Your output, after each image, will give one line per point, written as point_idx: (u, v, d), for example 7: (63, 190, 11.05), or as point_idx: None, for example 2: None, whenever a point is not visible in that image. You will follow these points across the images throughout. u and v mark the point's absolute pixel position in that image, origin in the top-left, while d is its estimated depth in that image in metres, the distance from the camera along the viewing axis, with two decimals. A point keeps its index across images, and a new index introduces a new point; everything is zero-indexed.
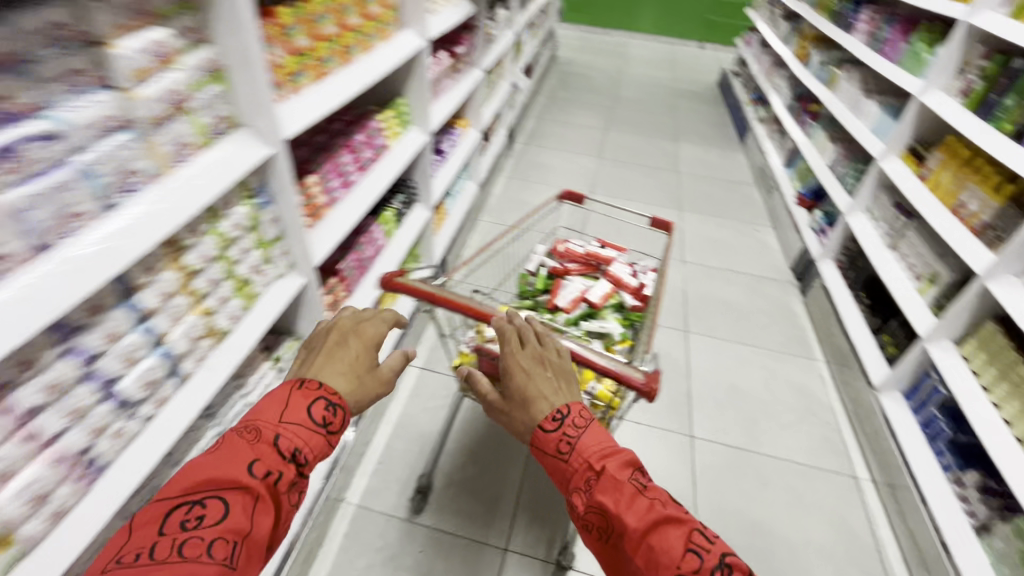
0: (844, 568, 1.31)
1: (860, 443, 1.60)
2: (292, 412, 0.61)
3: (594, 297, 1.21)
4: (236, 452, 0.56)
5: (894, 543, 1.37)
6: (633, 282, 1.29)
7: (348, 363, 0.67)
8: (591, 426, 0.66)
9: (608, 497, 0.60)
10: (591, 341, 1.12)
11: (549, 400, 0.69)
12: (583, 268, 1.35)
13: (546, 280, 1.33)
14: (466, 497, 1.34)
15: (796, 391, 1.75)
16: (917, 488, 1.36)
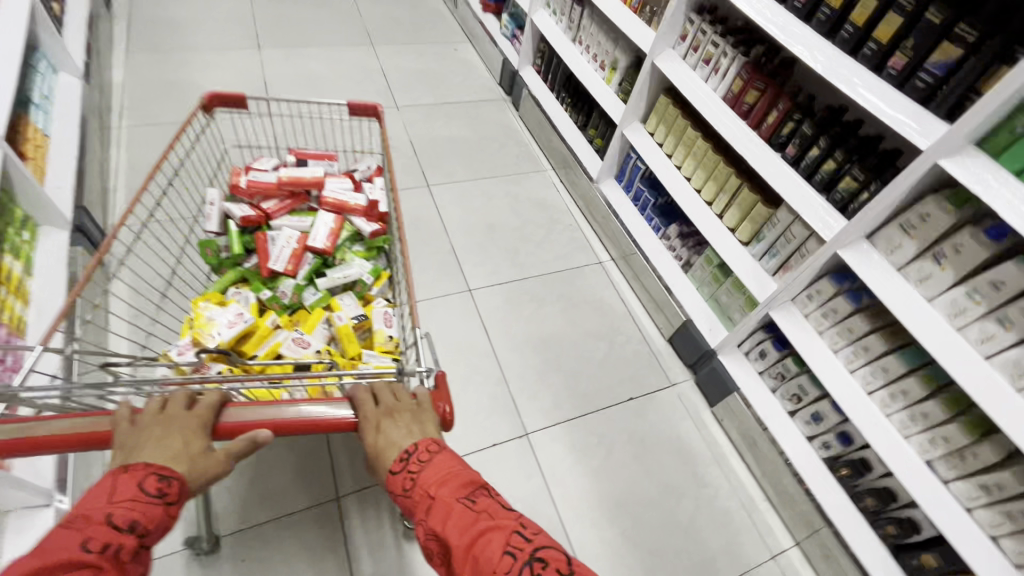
0: (613, 338, 1.56)
1: (595, 231, 1.82)
2: (124, 487, 0.55)
3: (321, 245, 1.16)
4: (60, 540, 0.48)
5: (637, 301, 1.67)
6: (360, 202, 1.21)
7: (175, 440, 0.61)
8: (436, 458, 0.63)
9: (439, 521, 0.57)
10: (341, 298, 1.13)
11: (400, 443, 0.66)
12: (290, 204, 1.23)
13: (248, 236, 1.19)
14: (275, 488, 1.15)
15: (538, 206, 1.86)
16: (642, 252, 1.62)
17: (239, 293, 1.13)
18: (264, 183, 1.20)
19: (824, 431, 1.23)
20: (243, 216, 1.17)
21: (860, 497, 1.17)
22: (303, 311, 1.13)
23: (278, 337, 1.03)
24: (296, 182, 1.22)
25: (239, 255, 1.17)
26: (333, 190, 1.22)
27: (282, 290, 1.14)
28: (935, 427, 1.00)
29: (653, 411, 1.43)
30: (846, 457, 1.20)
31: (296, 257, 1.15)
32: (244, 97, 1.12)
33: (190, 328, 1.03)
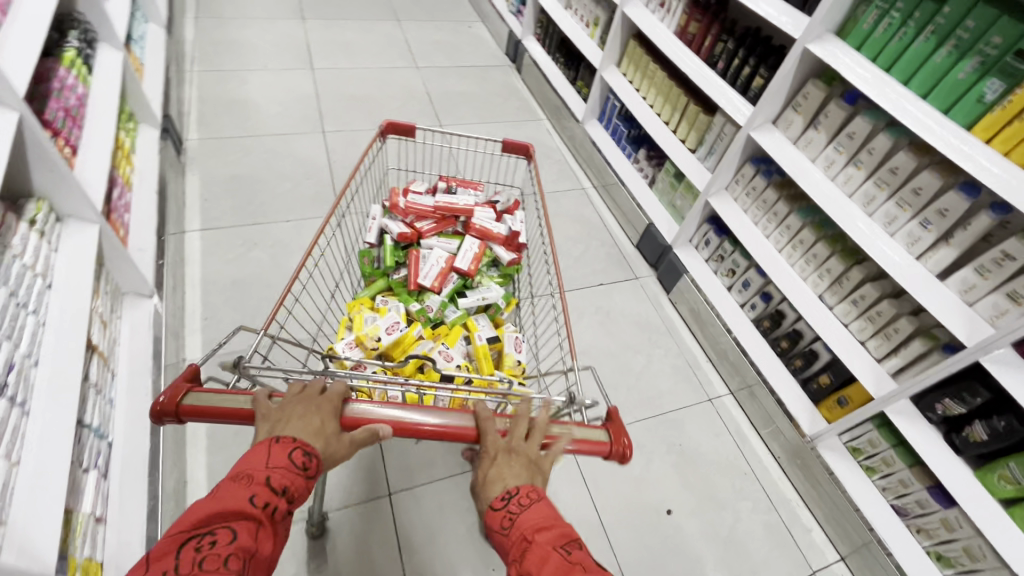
0: (589, 242, 1.89)
1: (580, 165, 2.16)
2: (275, 457, 0.55)
3: (465, 266, 1.30)
4: (228, 493, 0.52)
5: (612, 217, 1.99)
6: (501, 231, 1.36)
7: (314, 419, 0.60)
8: (535, 505, 0.58)
9: (534, 570, 0.52)
10: (478, 320, 1.27)
11: (507, 480, 0.61)
12: (440, 226, 1.37)
13: (400, 251, 1.33)
14: (366, 504, 1.20)
15: (533, 145, 2.21)
16: (617, 175, 1.96)
17: (389, 302, 1.26)
18: (422, 206, 1.37)
19: (751, 295, 1.53)
20: (400, 234, 1.31)
21: (777, 342, 1.47)
22: (444, 326, 1.25)
23: (425, 347, 1.16)
24: (449, 209, 1.38)
25: (390, 267, 1.32)
26: (479, 220, 1.37)
27: (429, 304, 1.26)
28: (823, 264, 1.30)
29: (618, 294, 1.75)
30: (767, 313, 1.49)
31: (441, 277, 1.29)
32: (415, 127, 1.33)
33: (349, 328, 1.20)
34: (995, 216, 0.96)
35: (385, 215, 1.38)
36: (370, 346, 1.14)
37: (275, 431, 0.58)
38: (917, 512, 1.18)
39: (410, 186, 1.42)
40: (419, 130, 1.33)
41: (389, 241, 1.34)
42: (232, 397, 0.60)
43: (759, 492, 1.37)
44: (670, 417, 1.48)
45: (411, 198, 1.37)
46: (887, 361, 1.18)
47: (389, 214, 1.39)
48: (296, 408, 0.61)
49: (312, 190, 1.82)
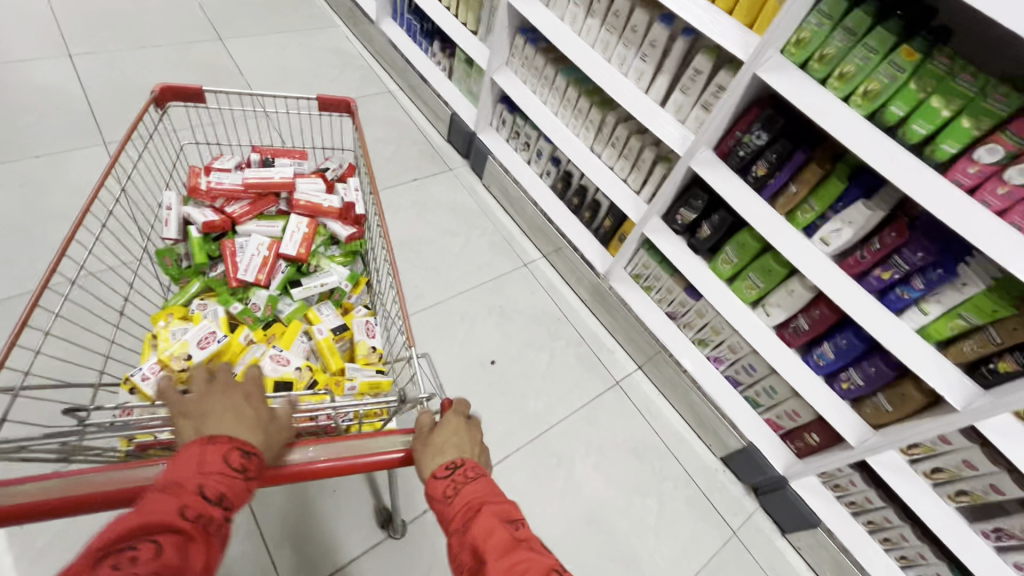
0: (399, 142, 1.90)
1: (384, 69, 2.11)
2: (209, 460, 0.52)
3: (293, 252, 1.02)
4: (154, 507, 0.46)
5: (421, 116, 2.01)
6: (333, 203, 1.08)
7: (248, 411, 0.60)
8: (479, 478, 0.59)
9: (482, 532, 0.52)
10: (320, 312, 1.03)
11: (456, 450, 0.63)
12: (257, 205, 1.06)
13: (212, 243, 1.03)
14: (247, 541, 1.09)
15: (331, 52, 2.11)
16: (417, 71, 1.95)
17: (207, 306, 0.98)
18: (228, 185, 1.03)
19: (545, 163, 1.67)
20: (203, 222, 1.00)
21: (570, 201, 1.63)
22: (278, 325, 1.01)
23: (256, 354, 0.94)
24: (264, 183, 1.05)
25: (202, 264, 1.02)
26: (303, 192, 1.07)
27: (255, 301, 1.00)
28: (586, 117, 1.44)
29: (433, 186, 1.80)
30: (558, 175, 1.65)
31: (266, 268, 1.01)
32: (201, 88, 0.98)
33: (151, 348, 0.92)
34: (687, 38, 1.13)
35: (183, 202, 1.04)
36: (178, 368, 0.87)
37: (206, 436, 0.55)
38: (681, 311, 1.43)
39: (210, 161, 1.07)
40: (207, 91, 0.99)
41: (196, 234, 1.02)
42: (15, 493, 0.50)
43: (570, 331, 1.58)
44: (490, 286, 1.61)
45: (213, 177, 1.04)
46: (642, 191, 1.38)
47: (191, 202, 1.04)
48: (235, 419, 0.58)
49: (65, 119, 1.59)
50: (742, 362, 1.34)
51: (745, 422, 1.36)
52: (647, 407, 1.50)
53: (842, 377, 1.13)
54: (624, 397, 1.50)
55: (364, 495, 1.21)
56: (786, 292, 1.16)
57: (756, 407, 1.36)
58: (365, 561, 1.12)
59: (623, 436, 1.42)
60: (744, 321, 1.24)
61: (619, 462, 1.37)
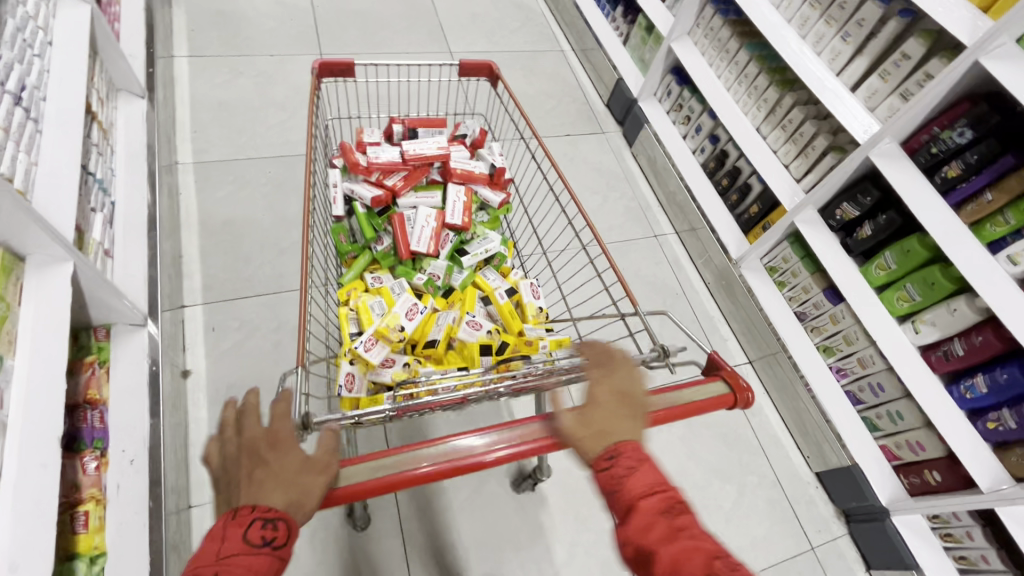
0: (561, 98, 1.98)
1: (562, 29, 2.20)
2: (230, 534, 0.45)
3: (457, 221, 1.01)
4: None
5: (587, 78, 2.07)
6: (482, 169, 1.07)
7: (284, 470, 0.48)
8: (644, 464, 0.50)
9: (648, 534, 0.46)
10: (490, 278, 1.04)
11: (616, 428, 0.53)
12: (413, 178, 1.03)
13: (376, 218, 1.00)
14: None
15: (517, 6, 2.24)
16: (594, 34, 2.00)
17: (384, 280, 0.98)
18: (388, 160, 1.00)
19: (702, 139, 1.65)
20: (374, 199, 0.98)
21: (719, 181, 1.60)
22: (456, 292, 1.02)
23: (448, 322, 0.94)
24: (422, 155, 1.02)
25: (370, 239, 0.99)
26: (456, 160, 1.06)
27: (433, 271, 1.00)
28: (762, 95, 1.40)
29: (583, 144, 1.87)
30: (713, 153, 1.62)
31: (436, 240, 1.00)
32: (353, 62, 0.99)
33: (349, 321, 0.92)
34: (903, 20, 1.06)
35: (342, 178, 1.01)
36: (394, 339, 0.88)
37: (234, 495, 0.48)
38: (813, 313, 1.37)
39: (356, 138, 1.04)
40: (359, 65, 1.00)
41: (359, 208, 0.99)
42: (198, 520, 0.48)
43: (687, 308, 1.58)
44: (617, 247, 1.65)
45: (374, 154, 1.00)
46: (803, 179, 1.32)
47: (349, 180, 1.01)
48: (260, 471, 0.48)
49: (295, 28, 1.89)
50: (870, 379, 1.25)
51: (856, 441, 1.28)
52: (749, 401, 1.45)
53: (990, 417, 1.03)
54: None
55: (476, 413, 1.31)
56: (946, 310, 1.06)
57: (873, 430, 1.28)
58: None
59: (716, 421, 1.40)
60: (886, 335, 1.16)
61: (708, 443, 1.37)
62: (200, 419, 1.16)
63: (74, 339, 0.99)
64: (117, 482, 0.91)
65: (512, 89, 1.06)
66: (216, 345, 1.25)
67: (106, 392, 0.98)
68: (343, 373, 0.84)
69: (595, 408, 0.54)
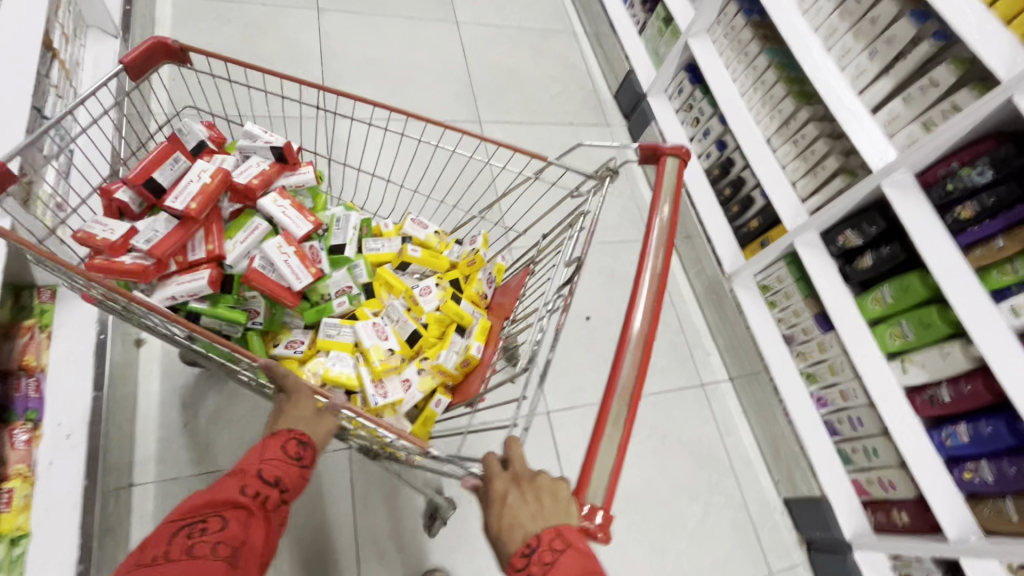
0: (567, 83, 1.89)
1: (576, 10, 2.09)
2: (270, 448, 0.60)
3: (301, 229, 0.84)
4: (223, 483, 0.57)
5: (597, 65, 1.97)
6: (262, 164, 0.86)
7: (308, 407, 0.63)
8: (563, 558, 0.49)
9: None
10: (382, 245, 0.95)
11: (526, 527, 0.52)
12: (215, 226, 0.82)
13: (230, 299, 0.82)
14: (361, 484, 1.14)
15: None
16: (609, 18, 1.91)
17: (308, 338, 0.87)
18: (170, 234, 0.77)
19: (709, 144, 1.58)
20: (208, 281, 0.78)
21: (722, 190, 1.54)
22: (377, 286, 0.92)
23: (401, 309, 0.90)
24: (202, 200, 0.78)
25: (244, 319, 0.82)
26: (233, 173, 0.85)
27: (341, 286, 0.89)
28: (777, 106, 1.33)
29: (586, 136, 1.79)
30: (718, 160, 1.55)
31: (308, 260, 0.83)
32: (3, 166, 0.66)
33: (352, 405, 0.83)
34: (936, 43, 1.00)
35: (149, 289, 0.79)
36: (383, 366, 0.83)
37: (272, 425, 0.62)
38: (801, 337, 1.33)
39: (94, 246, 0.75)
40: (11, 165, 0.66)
41: (197, 305, 0.79)
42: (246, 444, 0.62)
43: (672, 318, 1.53)
44: (609, 248, 1.59)
45: (142, 243, 0.75)
46: (808, 200, 1.27)
47: (149, 288, 0.79)
48: (287, 412, 0.63)
49: None
50: (849, 412, 1.23)
51: (828, 473, 1.26)
52: (724, 420, 1.42)
53: (968, 466, 1.01)
54: (705, 400, 1.44)
55: None
56: (938, 353, 1.03)
57: (847, 463, 1.26)
58: None
59: (689, 437, 1.37)
60: (873, 372, 1.13)
61: (679, 459, 1.34)
62: (149, 392, 1.09)
63: (14, 298, 0.92)
64: (51, 458, 0.86)
65: (212, 54, 0.82)
66: None
67: (46, 359, 0.91)
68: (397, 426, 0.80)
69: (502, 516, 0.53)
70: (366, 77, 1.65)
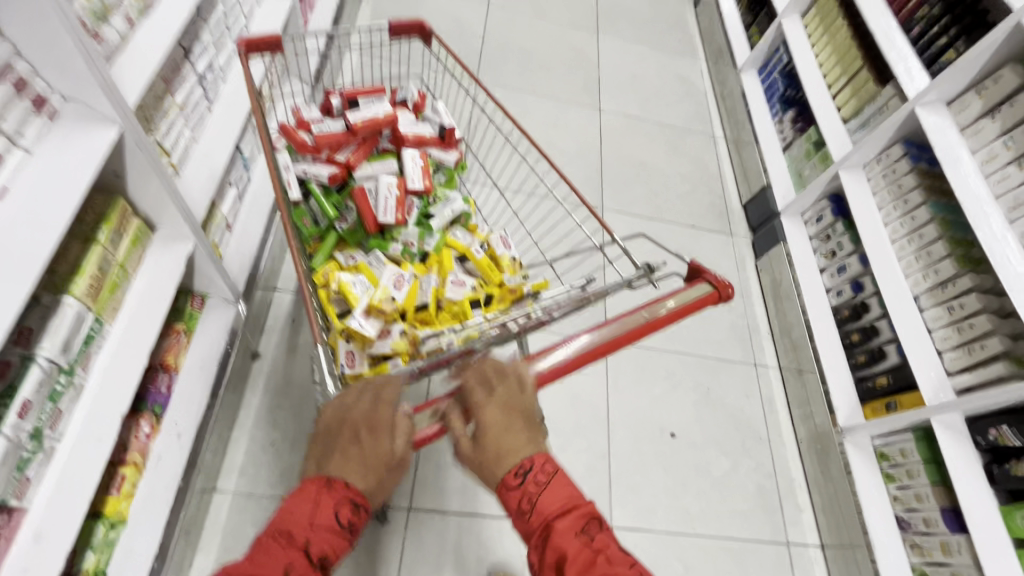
0: (696, 184, 1.88)
1: (719, 114, 2.10)
2: (322, 510, 0.54)
3: (419, 184, 0.94)
4: (266, 559, 0.51)
5: (730, 171, 1.95)
6: (433, 131, 1.00)
7: (366, 455, 0.57)
8: (555, 480, 0.57)
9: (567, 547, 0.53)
10: (455, 233, 0.96)
11: (520, 452, 0.59)
12: (365, 148, 0.96)
13: (332, 196, 0.92)
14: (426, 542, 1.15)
15: (680, 79, 2.18)
16: (753, 129, 1.89)
17: (353, 258, 0.90)
18: (334, 132, 0.93)
19: (842, 281, 1.47)
20: (330, 173, 0.91)
21: (848, 334, 1.42)
22: (430, 258, 0.92)
23: (435, 283, 0.86)
24: (369, 122, 0.94)
25: (333, 218, 0.91)
26: (405, 125, 0.98)
27: (406, 238, 0.93)
28: (933, 263, 1.22)
29: (706, 241, 1.75)
30: (850, 302, 1.43)
31: (402, 206, 0.92)
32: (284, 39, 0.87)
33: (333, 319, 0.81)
34: None
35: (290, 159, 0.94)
36: (387, 311, 0.80)
37: (327, 473, 0.56)
38: (920, 527, 1.16)
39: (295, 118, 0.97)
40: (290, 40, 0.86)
41: (309, 185, 0.91)
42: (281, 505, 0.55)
43: (766, 458, 1.40)
44: (708, 363, 1.51)
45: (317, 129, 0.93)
46: (957, 376, 1.13)
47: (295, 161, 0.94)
48: (340, 454, 0.57)
49: (460, 50, 1.93)
50: None
51: None
52: None
53: None
54: (787, 563, 1.28)
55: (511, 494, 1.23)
56: None
57: None
58: (480, 522, 1.19)
59: None
60: None
61: None
62: (250, 406, 1.18)
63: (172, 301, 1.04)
64: (161, 452, 0.93)
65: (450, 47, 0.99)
66: (291, 336, 1.27)
67: (181, 361, 1.00)
68: (340, 353, 0.78)
69: (492, 437, 0.59)
70: None
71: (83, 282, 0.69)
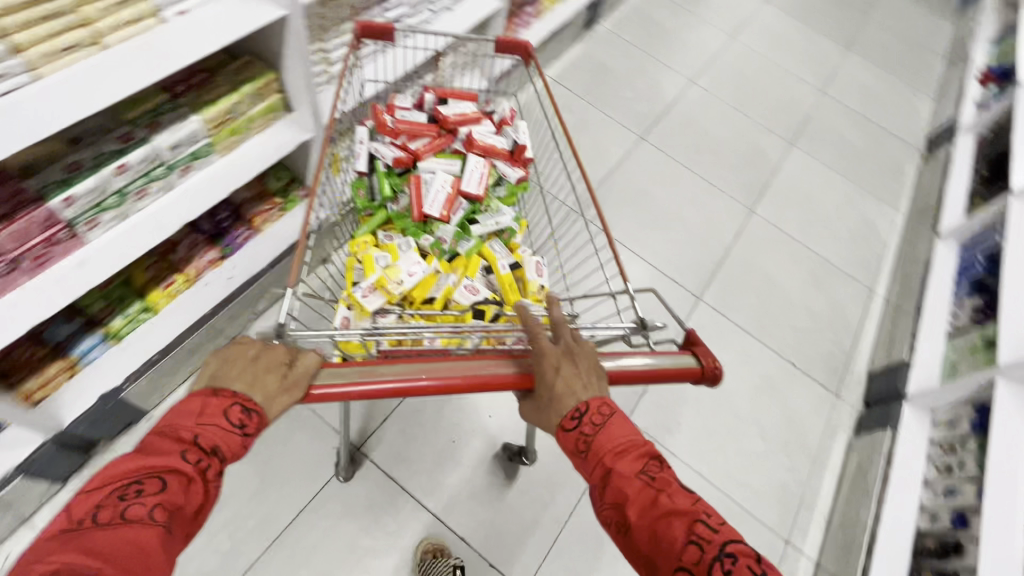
0: (820, 324, 1.65)
1: (891, 272, 1.83)
2: (211, 409, 0.54)
3: (472, 189, 1.00)
4: (158, 448, 0.51)
5: (872, 333, 1.67)
6: (503, 145, 1.06)
7: (259, 373, 0.57)
8: (610, 421, 0.61)
9: (627, 485, 0.56)
10: (493, 245, 1.00)
11: (577, 393, 0.63)
12: (438, 144, 1.06)
13: (394, 179, 1.02)
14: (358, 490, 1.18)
15: (863, 221, 1.95)
16: (920, 300, 1.60)
17: (391, 238, 0.98)
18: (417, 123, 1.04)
19: (944, 507, 1.13)
20: (399, 159, 1.01)
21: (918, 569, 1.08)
22: (460, 259, 0.98)
23: (449, 283, 0.93)
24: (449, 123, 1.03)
25: (387, 198, 1.00)
26: (482, 135, 1.07)
27: (441, 235, 0.97)
28: None
29: (799, 384, 1.52)
30: (943, 534, 1.09)
31: (450, 204, 0.99)
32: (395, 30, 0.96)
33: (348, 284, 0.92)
34: None
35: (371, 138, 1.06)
36: (391, 291, 0.88)
37: (213, 383, 0.56)
38: None
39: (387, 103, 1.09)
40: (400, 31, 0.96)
41: (378, 164, 1.02)
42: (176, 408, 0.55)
43: None
44: (726, 505, 1.30)
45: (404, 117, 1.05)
46: None
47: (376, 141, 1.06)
48: (234, 368, 0.57)
49: (639, 108, 1.99)
50: None
51: None
52: None
53: None
54: None
55: (451, 497, 1.20)
56: None
57: None
58: (410, 503, 1.18)
59: None
60: None
61: None
62: None
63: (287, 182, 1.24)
64: (209, 282, 1.12)
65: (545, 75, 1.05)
66: None
67: (265, 227, 1.20)
68: (339, 315, 0.88)
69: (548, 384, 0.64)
70: (633, 204, 1.75)
71: (212, 111, 0.89)
